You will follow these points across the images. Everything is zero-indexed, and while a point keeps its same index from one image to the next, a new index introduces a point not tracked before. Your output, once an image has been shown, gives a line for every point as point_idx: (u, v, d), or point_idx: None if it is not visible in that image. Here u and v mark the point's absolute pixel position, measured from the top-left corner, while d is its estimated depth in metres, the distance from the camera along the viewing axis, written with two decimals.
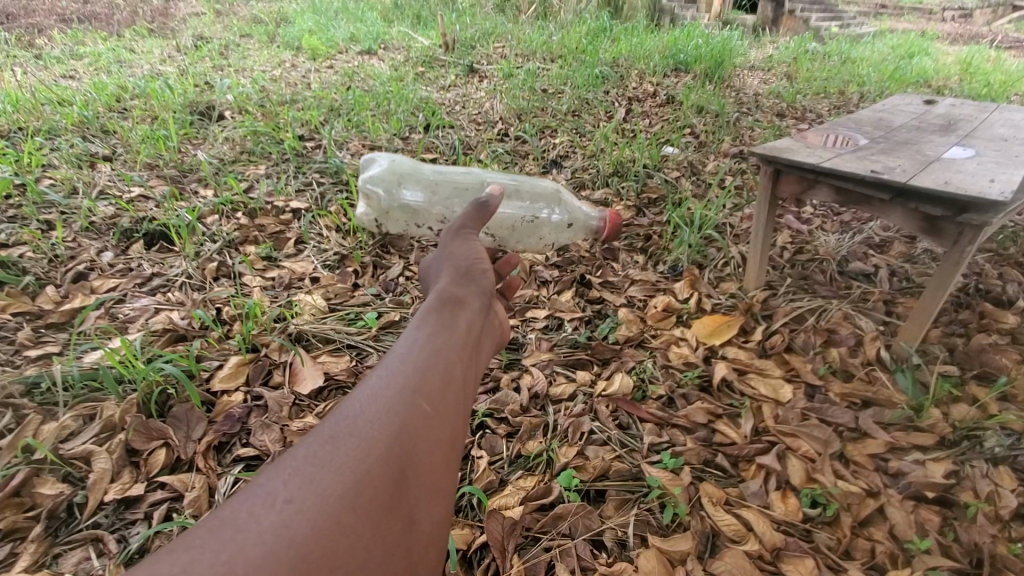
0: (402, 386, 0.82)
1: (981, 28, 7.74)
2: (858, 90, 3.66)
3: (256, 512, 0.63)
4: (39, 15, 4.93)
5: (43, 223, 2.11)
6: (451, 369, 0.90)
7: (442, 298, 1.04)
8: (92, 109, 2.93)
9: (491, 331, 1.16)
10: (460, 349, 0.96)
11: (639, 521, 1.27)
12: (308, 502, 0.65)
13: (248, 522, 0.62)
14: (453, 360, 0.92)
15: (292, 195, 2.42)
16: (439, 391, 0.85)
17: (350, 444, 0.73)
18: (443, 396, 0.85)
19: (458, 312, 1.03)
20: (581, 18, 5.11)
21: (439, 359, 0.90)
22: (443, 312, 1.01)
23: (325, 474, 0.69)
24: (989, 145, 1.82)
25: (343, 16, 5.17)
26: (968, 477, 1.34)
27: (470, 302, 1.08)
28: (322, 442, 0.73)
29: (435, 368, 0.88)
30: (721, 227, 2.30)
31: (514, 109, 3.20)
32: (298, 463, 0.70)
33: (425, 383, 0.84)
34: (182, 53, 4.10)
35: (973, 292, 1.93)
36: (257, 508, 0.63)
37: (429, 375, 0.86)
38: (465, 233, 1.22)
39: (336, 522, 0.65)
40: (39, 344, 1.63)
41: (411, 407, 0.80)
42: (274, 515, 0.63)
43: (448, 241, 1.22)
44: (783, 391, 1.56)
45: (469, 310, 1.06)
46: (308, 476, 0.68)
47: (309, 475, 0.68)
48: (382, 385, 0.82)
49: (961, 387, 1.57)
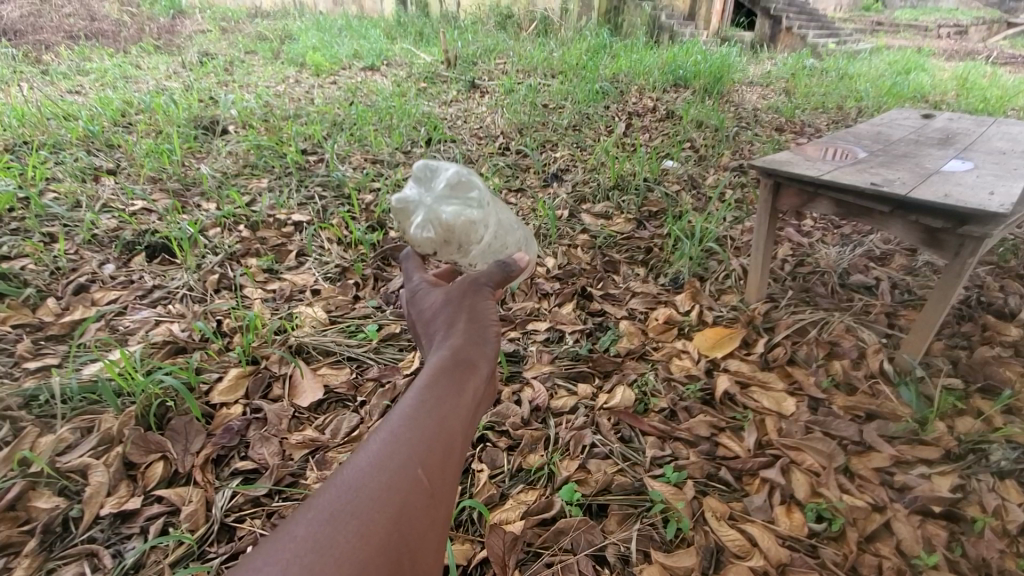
0: (406, 464, 0.77)
1: (976, 45, 7.85)
2: (856, 105, 3.69)
3: None
4: (46, 32, 5.00)
5: (46, 236, 2.11)
6: (453, 442, 0.86)
7: (453, 356, 0.99)
8: (98, 124, 2.96)
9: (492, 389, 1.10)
10: (463, 418, 0.91)
11: (642, 536, 1.25)
12: None
13: None
14: (456, 431, 0.88)
15: (294, 208, 2.43)
16: (442, 468, 0.80)
17: (350, 529, 0.67)
18: (444, 475, 0.80)
19: (467, 375, 0.98)
20: (581, 35, 5.19)
21: (445, 431, 0.85)
22: (454, 376, 0.95)
23: (323, 564, 0.63)
24: (988, 159, 1.83)
25: (346, 34, 5.25)
26: (975, 491, 1.32)
27: (480, 366, 1.01)
28: (320, 523, 0.67)
29: (439, 441, 0.83)
30: (722, 240, 2.30)
31: (515, 124, 3.23)
32: (295, 546, 0.64)
33: (429, 459, 0.80)
34: (187, 69, 4.16)
35: (975, 305, 1.93)
36: None
37: (435, 449, 0.81)
38: (486, 282, 1.12)
39: None
40: (38, 356, 1.63)
41: (414, 486, 0.75)
42: None
43: (465, 292, 1.11)
44: (786, 403, 1.55)
45: (481, 372, 1.00)
46: (305, 565, 0.62)
47: (305, 563, 0.62)
48: (387, 456, 0.77)
49: (966, 400, 1.56)
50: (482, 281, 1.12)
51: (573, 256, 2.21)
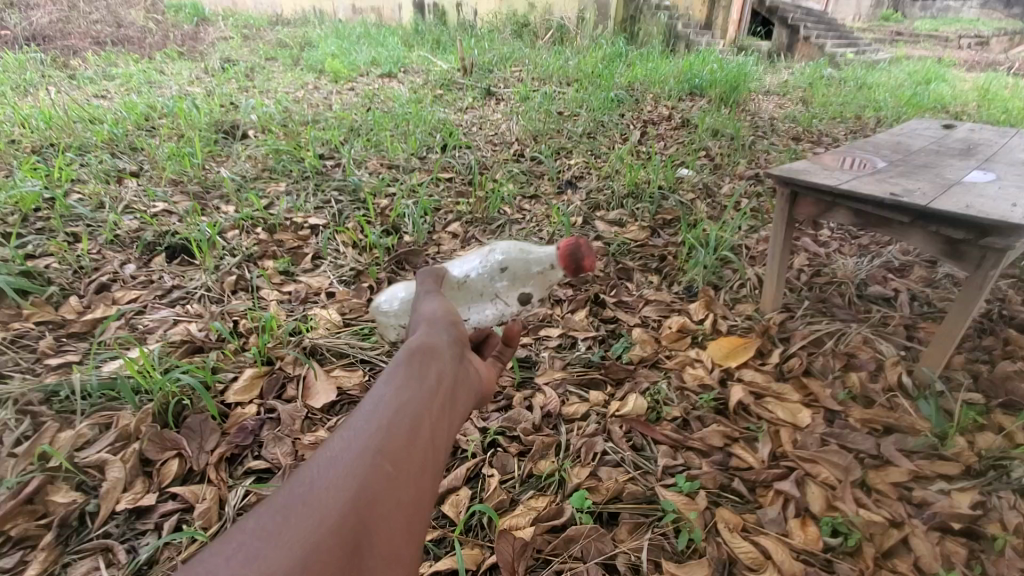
0: (364, 450, 0.76)
1: (998, 55, 7.75)
2: (874, 115, 3.66)
3: None
4: (74, 37, 5.15)
5: (70, 236, 2.16)
6: (421, 427, 0.84)
7: (415, 346, 0.99)
8: (123, 127, 3.03)
9: (470, 380, 1.08)
10: (433, 400, 0.90)
11: (653, 546, 1.24)
12: None
13: None
14: (424, 415, 0.86)
15: (311, 211, 2.46)
16: (405, 451, 0.79)
17: (302, 517, 0.66)
18: (410, 460, 0.79)
19: (432, 360, 0.97)
20: (597, 43, 5.20)
21: (410, 415, 0.84)
22: (418, 365, 0.94)
23: (271, 551, 0.61)
24: (1010, 170, 1.80)
25: (365, 41, 5.33)
26: (996, 508, 1.29)
27: (445, 356, 1.00)
28: (273, 514, 0.66)
29: (403, 427, 0.82)
30: (737, 250, 2.28)
31: (530, 131, 3.24)
32: (246, 535, 0.63)
33: (389, 445, 0.78)
34: (209, 75, 4.24)
35: (997, 319, 1.89)
36: None
37: (397, 434, 0.80)
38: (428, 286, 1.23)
39: None
40: (60, 353, 1.67)
41: (373, 472, 0.74)
42: None
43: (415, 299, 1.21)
44: (801, 416, 1.53)
45: (447, 356, 1.01)
46: (250, 553, 0.60)
47: (254, 550, 0.61)
48: (345, 446, 0.76)
49: (987, 415, 1.53)
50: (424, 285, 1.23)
51: (586, 263, 2.20)
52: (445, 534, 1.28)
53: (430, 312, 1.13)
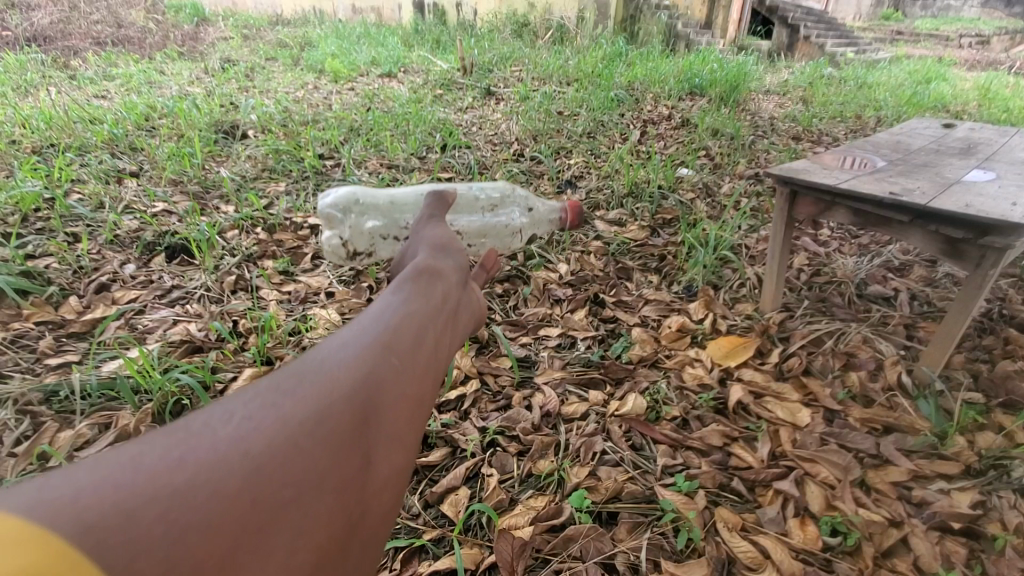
0: (373, 341, 0.82)
1: (999, 55, 7.74)
2: (875, 114, 3.65)
3: (213, 425, 0.60)
4: (74, 38, 5.15)
5: (70, 236, 2.16)
6: (424, 332, 0.91)
7: (418, 271, 1.07)
8: (122, 127, 3.04)
9: (466, 306, 1.19)
10: (434, 315, 0.98)
11: (652, 546, 1.24)
12: (266, 426, 0.63)
13: (203, 435, 0.59)
14: (427, 323, 0.93)
15: (311, 211, 2.46)
16: (411, 348, 0.85)
17: (317, 380, 0.71)
18: (415, 354, 0.85)
19: (432, 285, 1.05)
20: (597, 43, 5.19)
21: (414, 320, 0.91)
22: (423, 283, 1.04)
23: (287, 402, 0.66)
24: (1010, 169, 1.80)
25: (365, 41, 5.32)
26: (996, 508, 1.29)
27: (447, 278, 1.12)
28: (289, 375, 0.71)
29: (408, 328, 0.88)
30: (736, 249, 2.28)
31: (530, 131, 3.24)
32: (263, 389, 0.68)
33: (396, 339, 0.84)
34: (209, 75, 4.24)
35: (997, 318, 1.89)
36: (213, 426, 0.60)
37: (403, 332, 0.87)
38: (428, 226, 1.34)
39: (291, 448, 0.62)
40: (59, 353, 1.67)
41: (383, 357, 0.80)
42: (230, 431, 0.60)
43: (417, 235, 1.31)
44: (801, 415, 1.52)
45: (446, 284, 1.10)
46: (268, 403, 0.66)
47: (271, 400, 0.66)
48: (356, 334, 0.82)
49: (987, 415, 1.52)
50: (427, 223, 1.35)
51: (585, 263, 2.20)
52: (444, 534, 1.28)
53: (433, 240, 1.25)
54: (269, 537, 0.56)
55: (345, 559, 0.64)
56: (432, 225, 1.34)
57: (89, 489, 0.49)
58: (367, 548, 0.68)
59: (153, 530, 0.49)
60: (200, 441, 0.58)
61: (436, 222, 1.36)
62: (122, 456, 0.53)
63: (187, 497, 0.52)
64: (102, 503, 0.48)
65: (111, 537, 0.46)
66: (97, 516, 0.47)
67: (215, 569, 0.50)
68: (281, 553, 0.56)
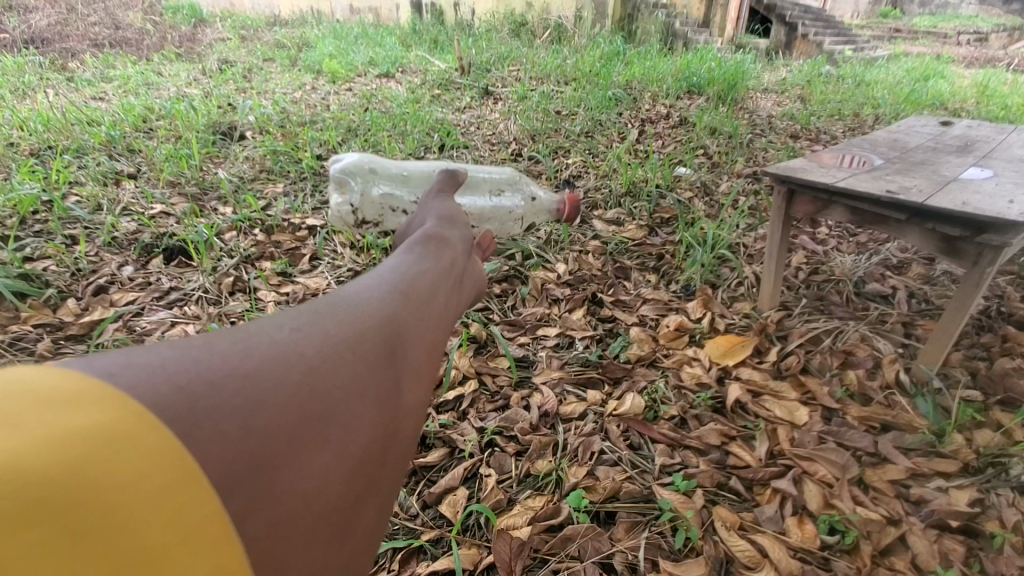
0: (396, 286, 0.89)
1: (999, 52, 7.73)
2: (873, 112, 3.65)
3: (266, 329, 0.65)
4: (72, 40, 5.15)
5: (68, 238, 2.16)
6: (438, 289, 0.99)
7: (429, 237, 1.16)
8: (120, 129, 3.03)
9: (470, 273, 1.30)
10: (444, 276, 1.06)
11: (650, 545, 1.24)
12: (316, 335, 0.68)
13: (260, 335, 0.64)
14: (440, 282, 1.02)
15: (309, 212, 2.46)
16: (428, 297, 0.93)
17: (354, 308, 0.77)
18: (433, 304, 0.93)
19: (442, 251, 1.14)
20: (594, 42, 5.19)
21: (429, 278, 0.99)
22: (435, 245, 1.14)
23: (331, 320, 0.72)
24: (1008, 166, 1.80)
25: (363, 41, 5.32)
26: (994, 506, 1.29)
27: (457, 244, 1.23)
28: (328, 301, 0.77)
29: (425, 283, 0.96)
30: (734, 248, 2.28)
31: (528, 130, 3.24)
32: (306, 309, 0.73)
33: (415, 289, 0.92)
34: (207, 76, 4.24)
35: (995, 316, 1.89)
36: (267, 330, 0.65)
37: (420, 285, 0.94)
38: (434, 201, 1.45)
39: (339, 356, 0.68)
40: (58, 355, 1.67)
41: (407, 300, 0.87)
42: (284, 334, 0.66)
43: (426, 207, 1.42)
44: (799, 414, 1.53)
45: (455, 252, 1.19)
46: (313, 319, 0.71)
47: (315, 318, 0.72)
48: (381, 280, 0.89)
49: (985, 413, 1.53)
50: (436, 198, 1.46)
51: (583, 262, 2.20)
52: (442, 534, 1.28)
53: (441, 214, 1.35)
54: (321, 428, 0.61)
55: (380, 466, 0.68)
56: (440, 199, 1.45)
57: (172, 360, 0.53)
58: (397, 463, 0.72)
59: (229, 399, 0.53)
60: (259, 340, 0.63)
61: (446, 196, 1.47)
62: (190, 342, 0.58)
63: (253, 380, 0.57)
64: (186, 371, 0.53)
65: (195, 399, 0.51)
66: (184, 380, 0.52)
67: (282, 441, 0.56)
68: (331, 443, 0.61)
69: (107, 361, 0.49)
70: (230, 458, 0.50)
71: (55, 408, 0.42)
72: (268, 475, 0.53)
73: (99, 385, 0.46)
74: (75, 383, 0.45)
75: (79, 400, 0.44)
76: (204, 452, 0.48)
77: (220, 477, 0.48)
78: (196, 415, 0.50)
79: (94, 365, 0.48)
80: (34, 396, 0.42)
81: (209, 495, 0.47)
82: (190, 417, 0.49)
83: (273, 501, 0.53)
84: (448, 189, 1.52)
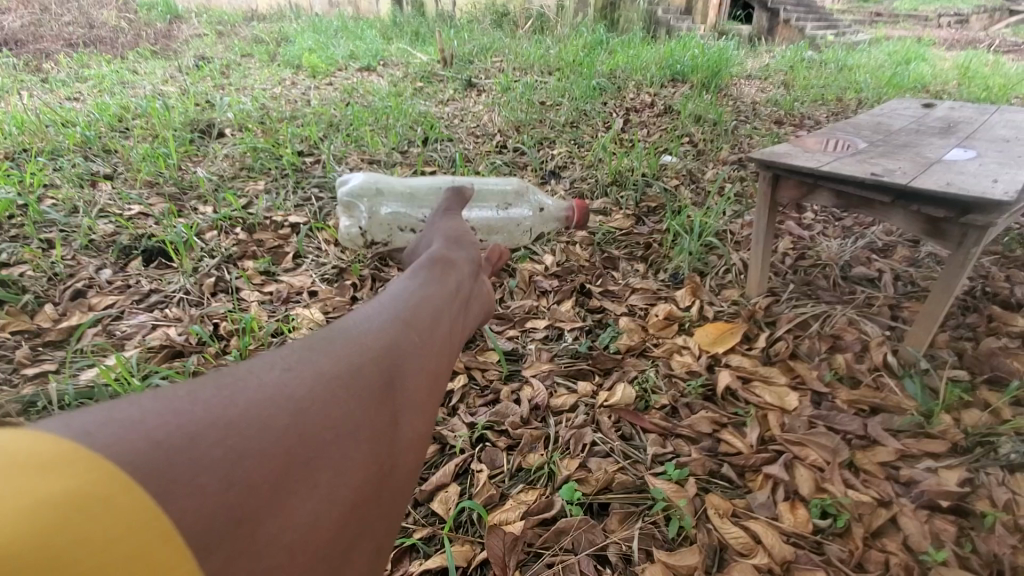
0: (394, 317, 0.90)
1: (977, 33, 7.82)
2: (856, 97, 3.66)
3: (258, 373, 0.67)
4: (46, 40, 5.02)
5: (44, 242, 2.11)
6: (440, 315, 1.00)
7: (433, 260, 1.18)
8: (95, 129, 2.96)
9: (479, 293, 1.32)
10: (446, 298, 1.07)
11: (643, 535, 1.24)
12: (303, 376, 0.70)
13: (248, 380, 0.65)
14: (442, 307, 1.02)
15: (291, 210, 2.42)
16: (430, 326, 0.94)
17: (347, 344, 0.79)
18: (432, 331, 0.94)
19: (446, 273, 1.15)
20: (577, 31, 5.15)
21: (430, 303, 1.00)
22: (441, 267, 1.16)
23: (321, 359, 0.74)
24: (990, 147, 1.81)
25: (343, 35, 5.24)
26: (983, 485, 1.30)
27: (462, 265, 1.24)
28: (322, 338, 0.79)
29: (426, 309, 0.97)
30: (721, 235, 2.28)
31: (512, 122, 3.21)
32: (301, 348, 0.75)
33: (415, 317, 0.93)
34: (184, 73, 4.16)
35: (980, 296, 1.91)
36: (256, 373, 0.67)
37: (421, 312, 0.95)
38: (443, 216, 1.49)
39: (328, 396, 0.69)
40: (36, 363, 1.63)
41: (404, 330, 0.88)
42: (273, 377, 0.67)
43: (435, 222, 1.45)
44: (789, 399, 1.53)
45: (459, 272, 1.20)
46: (305, 359, 0.73)
47: (308, 358, 0.73)
48: (378, 310, 0.91)
49: (972, 392, 1.54)
50: (444, 212, 1.50)
51: (571, 254, 2.19)
52: (435, 531, 1.27)
53: (448, 232, 1.38)
54: (309, 473, 0.62)
55: (373, 505, 0.69)
56: (450, 216, 1.48)
57: (153, 414, 0.55)
58: (394, 498, 0.73)
59: (209, 452, 0.55)
60: (245, 387, 0.64)
61: (457, 211, 1.51)
62: (179, 392, 0.60)
63: (238, 429, 0.58)
64: (167, 426, 0.54)
65: (174, 453, 0.52)
66: (163, 436, 0.53)
67: (266, 489, 0.57)
68: (319, 487, 0.62)
69: (87, 420, 0.51)
70: (209, 513, 0.51)
71: (34, 473, 0.44)
72: (250, 527, 0.54)
73: (75, 448, 0.48)
74: (51, 445, 0.47)
75: (54, 465, 0.45)
76: (180, 510, 0.49)
77: (197, 534, 0.49)
78: (171, 472, 0.51)
79: (74, 424, 0.50)
80: (16, 461, 0.44)
81: (181, 552, 0.47)
82: (166, 475, 0.50)
83: (256, 552, 0.53)
84: (456, 203, 1.55)
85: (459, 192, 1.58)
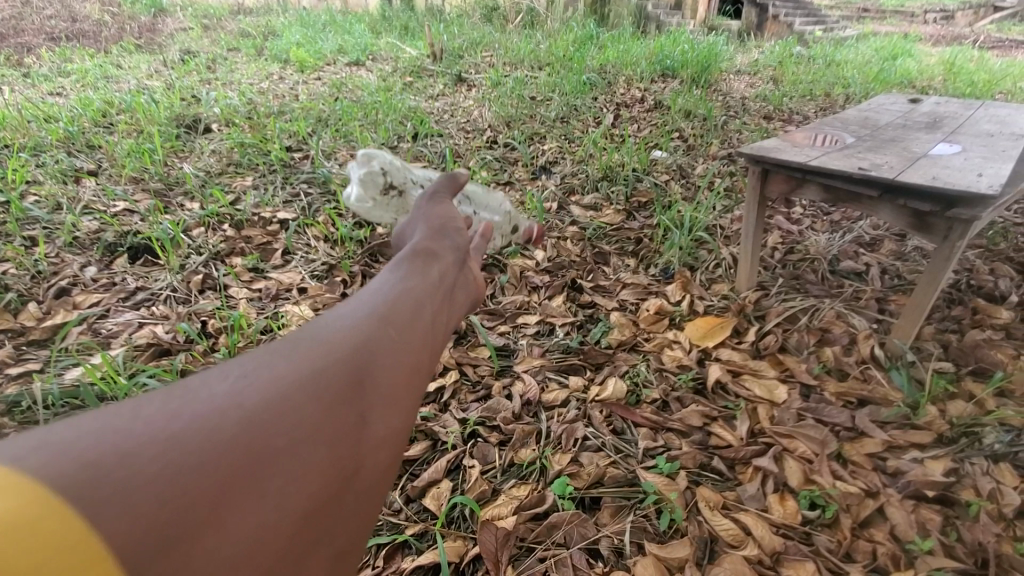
0: (368, 314, 0.89)
1: (962, 29, 7.91)
2: (843, 92, 3.69)
3: (215, 381, 0.68)
4: (28, 34, 4.92)
5: (27, 240, 2.07)
6: (420, 307, 0.98)
7: (414, 253, 1.17)
8: (79, 125, 2.91)
9: (466, 283, 1.31)
10: (427, 289, 1.05)
11: (635, 528, 1.24)
12: (263, 383, 0.69)
13: (202, 391, 0.66)
14: (421, 298, 1.01)
15: (279, 206, 2.39)
16: (407, 321, 0.93)
17: (316, 345, 0.79)
18: (409, 325, 0.92)
19: (428, 266, 1.14)
20: (567, 26, 5.14)
21: (409, 295, 0.99)
22: (423, 260, 1.15)
23: (283, 364, 0.73)
24: (975, 141, 1.83)
25: (331, 29, 5.18)
26: (968, 475, 1.32)
27: (446, 256, 1.23)
28: (290, 342, 0.79)
29: (404, 303, 0.96)
30: (711, 229, 2.29)
31: (502, 117, 3.20)
32: (264, 353, 0.75)
33: (392, 311, 0.92)
34: (169, 67, 4.09)
35: (965, 289, 1.93)
36: (212, 383, 0.67)
37: (397, 306, 0.94)
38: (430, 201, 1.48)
39: (287, 403, 0.69)
40: (19, 362, 1.60)
41: (378, 325, 0.87)
42: (229, 388, 0.67)
43: (424, 208, 1.44)
44: (778, 391, 1.54)
45: (443, 264, 1.19)
46: (267, 363, 0.73)
47: (272, 363, 0.73)
48: (353, 306, 0.90)
49: (957, 383, 1.56)
50: (431, 197, 1.49)
51: (563, 249, 2.19)
52: (427, 528, 1.27)
53: (434, 220, 1.36)
54: (258, 479, 0.61)
55: (334, 506, 0.69)
56: (439, 203, 1.47)
57: (91, 435, 0.55)
58: (360, 496, 0.73)
59: (148, 468, 0.55)
60: (197, 400, 0.64)
61: (445, 197, 1.50)
62: (124, 408, 0.60)
63: (184, 444, 0.58)
64: (104, 446, 0.54)
65: (111, 474, 0.53)
66: (100, 456, 0.53)
67: (212, 498, 0.57)
68: (270, 491, 0.62)
69: (23, 445, 0.52)
70: (144, 527, 0.51)
71: None
72: (190, 537, 0.54)
73: (5, 477, 0.49)
74: None
75: None
76: (112, 528, 0.49)
77: (130, 550, 0.49)
78: (106, 491, 0.51)
79: (10, 449, 0.51)
80: None
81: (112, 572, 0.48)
82: (99, 496, 0.51)
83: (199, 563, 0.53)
84: (445, 189, 1.54)
85: (453, 176, 1.58)
